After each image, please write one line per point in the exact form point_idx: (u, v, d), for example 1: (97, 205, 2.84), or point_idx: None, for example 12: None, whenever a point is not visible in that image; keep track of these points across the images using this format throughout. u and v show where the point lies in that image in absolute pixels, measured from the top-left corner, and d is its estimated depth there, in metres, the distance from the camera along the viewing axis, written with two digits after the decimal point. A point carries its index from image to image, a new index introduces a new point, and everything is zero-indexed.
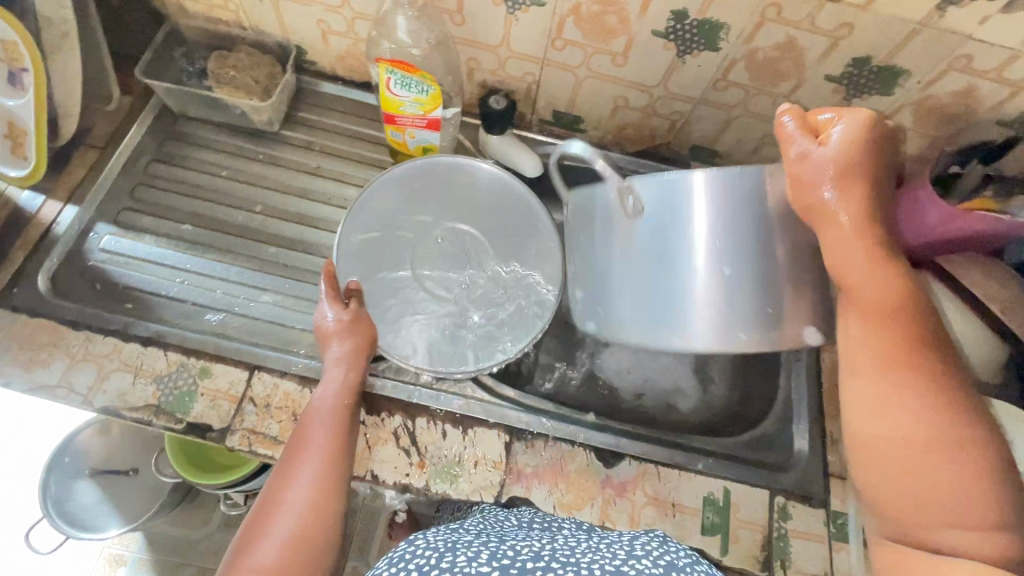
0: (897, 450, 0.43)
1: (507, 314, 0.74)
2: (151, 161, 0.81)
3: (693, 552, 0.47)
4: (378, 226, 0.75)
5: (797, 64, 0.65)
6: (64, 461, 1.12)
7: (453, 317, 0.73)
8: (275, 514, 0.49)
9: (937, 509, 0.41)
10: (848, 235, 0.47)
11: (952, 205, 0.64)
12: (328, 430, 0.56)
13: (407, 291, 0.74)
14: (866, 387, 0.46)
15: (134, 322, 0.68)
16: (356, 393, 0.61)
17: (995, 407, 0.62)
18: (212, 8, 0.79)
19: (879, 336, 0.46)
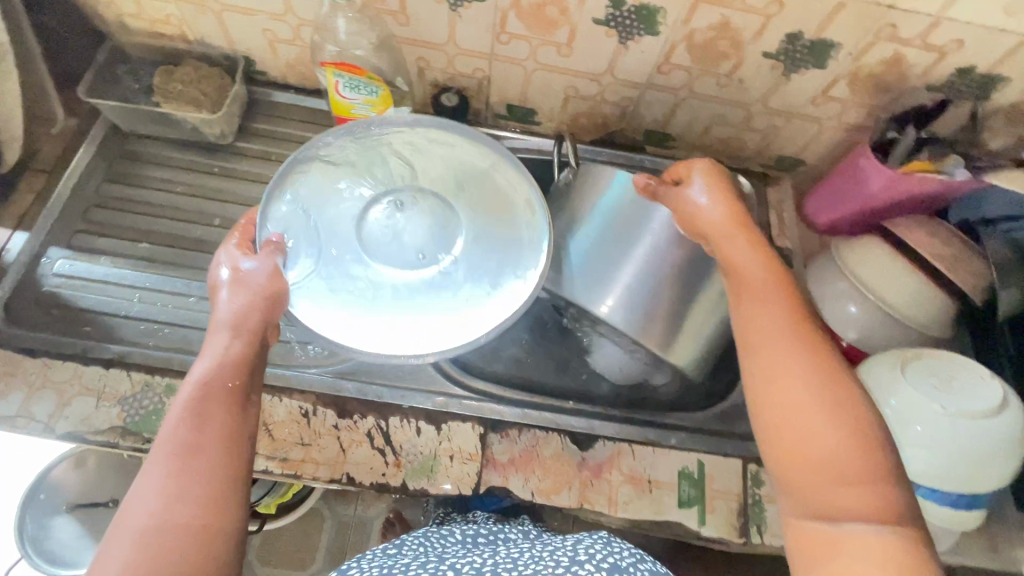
0: (793, 415, 0.46)
1: (479, 287, 0.66)
2: (103, 182, 0.79)
3: (636, 552, 0.58)
4: (319, 197, 0.67)
5: (734, 44, 0.67)
6: (39, 498, 1.09)
7: (409, 287, 0.66)
8: (158, 537, 0.40)
9: (834, 472, 0.44)
10: (724, 233, 0.58)
11: (893, 170, 0.69)
12: (213, 429, 0.45)
13: (353, 265, 0.66)
14: (761, 361, 0.50)
15: (94, 346, 0.67)
16: (248, 365, 0.50)
17: (945, 358, 0.65)
18: (154, 23, 0.78)
19: (764, 315, 0.52)
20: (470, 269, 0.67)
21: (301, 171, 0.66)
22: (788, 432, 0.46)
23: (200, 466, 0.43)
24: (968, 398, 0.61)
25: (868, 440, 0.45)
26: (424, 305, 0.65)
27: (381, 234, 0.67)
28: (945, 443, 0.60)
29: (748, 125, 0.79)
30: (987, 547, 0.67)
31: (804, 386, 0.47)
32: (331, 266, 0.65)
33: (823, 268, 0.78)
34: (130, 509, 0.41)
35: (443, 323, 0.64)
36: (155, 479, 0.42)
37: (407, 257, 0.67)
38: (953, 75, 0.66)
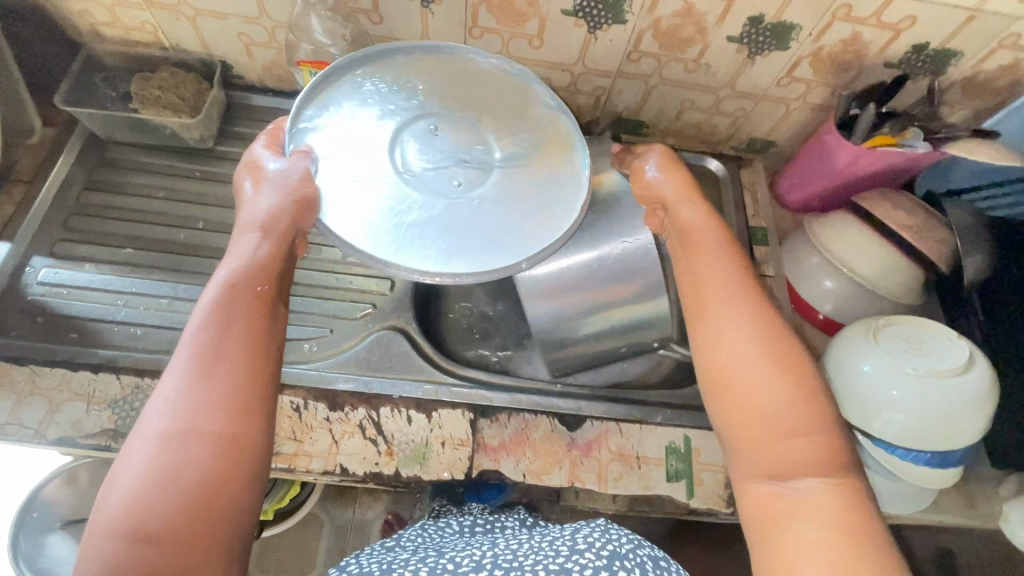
0: (735, 373, 0.52)
1: (522, 211, 0.61)
2: (83, 191, 0.80)
3: (633, 537, 0.59)
4: (352, 118, 0.62)
5: (699, 29, 0.70)
6: (32, 516, 1.08)
7: (446, 212, 0.60)
8: (189, 435, 0.44)
9: (778, 425, 0.49)
10: (677, 201, 0.64)
11: (858, 146, 0.71)
12: (239, 334, 0.49)
13: (385, 191, 0.60)
14: (711, 326, 0.55)
15: (82, 351, 0.67)
16: (273, 276, 0.53)
17: (895, 336, 0.66)
18: (129, 31, 0.79)
19: (712, 280, 0.57)
20: (507, 194, 0.62)
21: (330, 91, 0.63)
22: (732, 388, 0.51)
23: (228, 369, 0.47)
24: (937, 358, 0.64)
25: (803, 393, 0.50)
26: (462, 230, 0.59)
27: (415, 161, 0.62)
28: (920, 404, 0.62)
29: (718, 108, 0.81)
30: (965, 504, 0.70)
31: (746, 342, 0.52)
32: (359, 189, 0.59)
33: (797, 245, 0.81)
34: (163, 405, 0.45)
35: (485, 246, 0.59)
36: (185, 379, 0.46)
37: (443, 182, 0.61)
38: (909, 51, 0.69)
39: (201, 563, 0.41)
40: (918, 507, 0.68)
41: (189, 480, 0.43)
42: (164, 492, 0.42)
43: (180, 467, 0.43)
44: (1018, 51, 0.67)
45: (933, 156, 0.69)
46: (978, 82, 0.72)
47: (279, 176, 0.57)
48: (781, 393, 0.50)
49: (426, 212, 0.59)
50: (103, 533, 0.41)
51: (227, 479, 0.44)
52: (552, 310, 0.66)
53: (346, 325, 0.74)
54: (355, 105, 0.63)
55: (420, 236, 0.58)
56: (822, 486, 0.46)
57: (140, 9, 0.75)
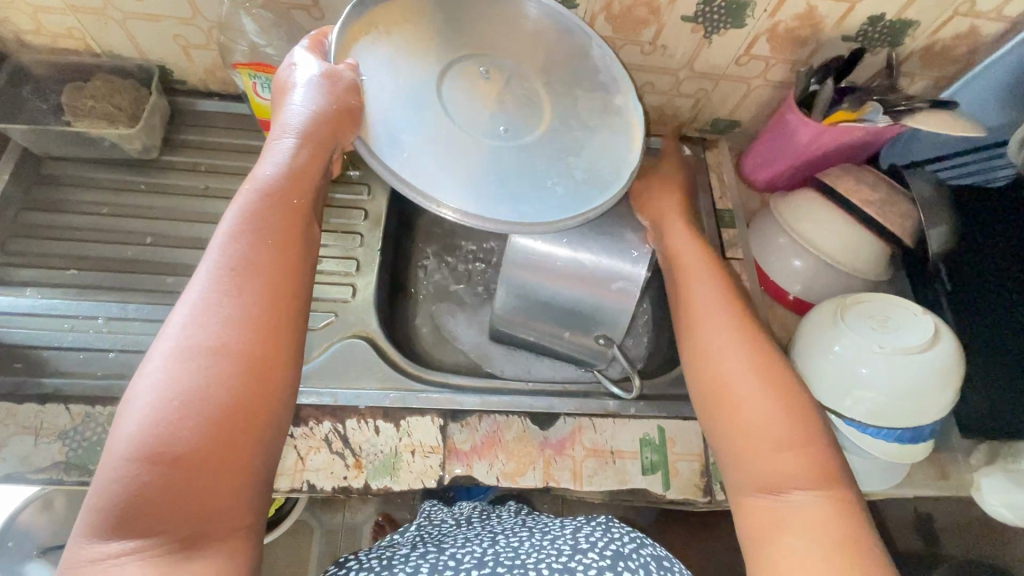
0: (729, 381, 0.54)
1: (570, 165, 0.56)
2: (21, 211, 0.76)
3: (638, 537, 0.59)
4: (408, 48, 0.56)
5: (652, 10, 0.67)
6: (7, 546, 1.04)
7: (489, 154, 0.54)
8: (219, 357, 0.41)
9: (771, 436, 0.50)
10: (670, 219, 0.66)
11: (819, 122, 0.70)
12: (270, 248, 0.46)
13: (429, 130, 0.53)
14: (706, 335, 0.57)
15: (27, 382, 0.64)
16: (308, 192, 0.50)
17: (877, 314, 0.66)
18: (56, 38, 0.74)
19: (704, 304, 0.59)
20: (549, 147, 0.57)
21: (389, 13, 0.57)
22: (727, 396, 0.53)
23: (259, 287, 0.44)
24: (905, 335, 0.63)
25: (792, 410, 0.51)
26: (498, 173, 0.54)
27: (463, 103, 0.56)
28: (895, 380, 0.62)
29: (678, 90, 0.79)
30: (939, 475, 0.70)
31: (737, 357, 0.54)
32: (399, 124, 0.52)
33: (764, 226, 0.79)
34: (191, 319, 0.42)
35: (526, 196, 0.53)
36: (213, 293, 0.43)
37: (489, 125, 0.56)
38: (865, 23, 0.68)
39: (221, 496, 0.39)
40: (889, 483, 0.68)
41: (217, 403, 0.40)
42: (189, 414, 0.39)
43: (206, 390, 0.40)
44: (973, 17, 0.66)
45: (892, 130, 0.68)
46: (936, 51, 0.71)
47: (323, 83, 0.51)
48: (771, 408, 0.51)
49: (467, 155, 0.53)
50: (121, 451, 0.38)
51: (256, 408, 0.41)
52: (515, 278, 0.67)
53: (308, 336, 0.72)
54: (413, 36, 0.57)
55: (460, 179, 0.52)
56: (814, 499, 0.47)
57: (65, 15, 0.71)
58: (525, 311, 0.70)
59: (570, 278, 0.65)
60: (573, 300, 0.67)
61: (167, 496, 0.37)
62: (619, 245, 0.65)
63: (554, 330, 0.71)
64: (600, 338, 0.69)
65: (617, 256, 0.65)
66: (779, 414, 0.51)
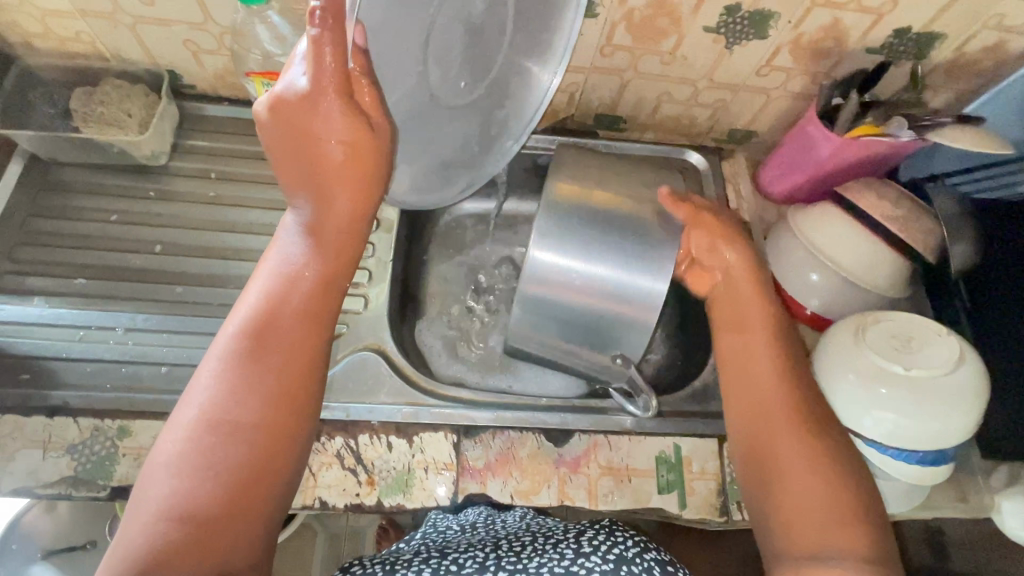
0: (768, 438, 0.54)
1: (496, 117, 0.61)
2: (28, 217, 0.75)
3: (642, 540, 0.57)
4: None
5: (673, 20, 0.66)
6: (12, 549, 1.03)
7: (443, 121, 0.59)
8: (234, 428, 0.44)
9: (811, 499, 0.50)
10: (733, 259, 0.65)
11: (841, 135, 0.69)
12: (291, 324, 0.49)
13: (410, 97, 0.54)
14: (755, 391, 0.57)
15: (34, 394, 0.63)
16: (333, 264, 0.52)
17: (902, 333, 0.64)
18: (64, 42, 0.73)
19: (756, 361, 0.59)
20: (478, 119, 0.61)
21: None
22: (766, 454, 0.54)
23: (280, 359, 0.48)
24: (928, 357, 0.62)
25: (835, 475, 0.51)
26: (433, 144, 0.61)
27: (442, 48, 0.53)
28: (915, 402, 0.61)
29: (696, 101, 0.78)
30: (957, 497, 0.69)
31: (781, 418, 0.55)
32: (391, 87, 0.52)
33: (779, 240, 0.78)
34: (215, 392, 0.45)
35: (447, 166, 0.63)
36: (233, 367, 0.46)
37: (450, 80, 0.56)
38: (890, 36, 0.66)
39: (230, 550, 0.41)
40: (908, 506, 0.67)
41: (233, 469, 0.43)
42: (209, 479, 0.42)
43: (226, 455, 0.43)
44: (1003, 30, 0.65)
45: (916, 144, 0.67)
46: (961, 64, 0.69)
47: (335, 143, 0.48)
48: (807, 469, 0.51)
49: (423, 127, 0.58)
50: (147, 514, 0.41)
51: (269, 469, 0.44)
52: (529, 293, 0.65)
53: None
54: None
55: (405, 158, 0.60)
56: (844, 567, 0.46)
57: (74, 19, 0.69)
58: (540, 329, 0.68)
59: (581, 289, 0.64)
60: (589, 319, 0.65)
61: (180, 554, 0.40)
62: (644, 271, 0.62)
63: (571, 350, 0.69)
64: (619, 357, 0.67)
65: (640, 281, 0.62)
66: (816, 476, 0.51)
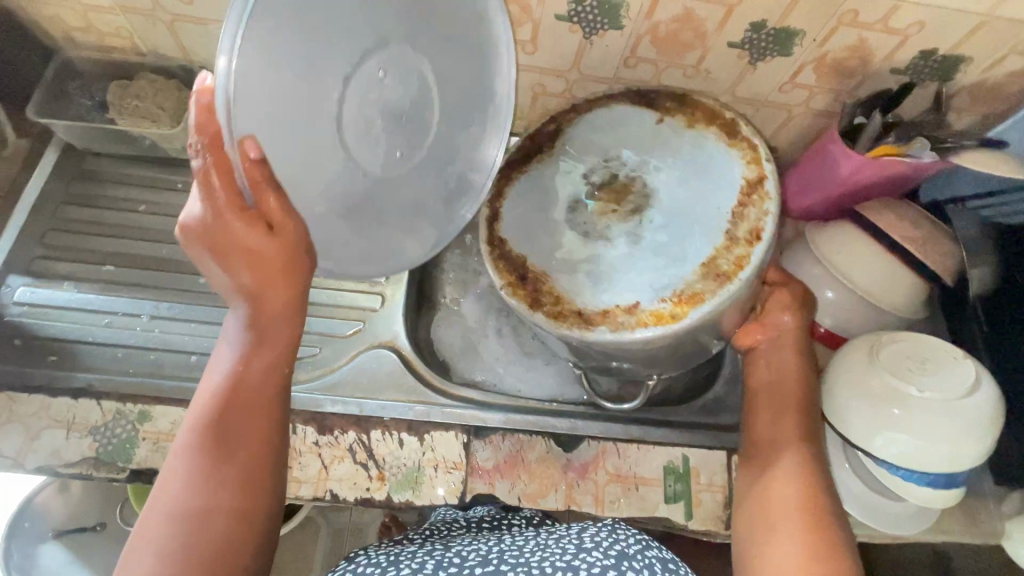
0: (767, 474, 0.61)
1: (450, 173, 0.60)
2: (61, 204, 0.77)
3: (643, 538, 0.57)
4: (290, 57, 0.42)
5: (699, 34, 0.67)
6: (24, 526, 1.05)
7: (387, 195, 0.55)
8: (200, 518, 0.49)
9: (784, 528, 0.56)
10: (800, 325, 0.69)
11: (862, 154, 0.69)
12: (244, 416, 0.53)
13: (341, 183, 0.50)
14: (767, 433, 0.64)
15: (60, 375, 0.65)
16: (276, 353, 0.54)
17: (916, 355, 0.64)
18: (103, 37, 0.75)
19: (771, 413, 0.65)
20: (428, 181, 0.58)
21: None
22: (760, 486, 0.61)
23: (234, 452, 0.52)
24: (943, 380, 0.62)
25: (815, 514, 0.56)
26: (382, 219, 0.56)
27: (362, 127, 0.48)
28: (925, 423, 0.60)
29: None
30: (967, 520, 0.69)
31: (784, 459, 0.61)
32: (304, 192, 0.47)
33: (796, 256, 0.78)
34: (182, 486, 0.50)
35: (408, 232, 0.59)
36: (194, 462, 0.50)
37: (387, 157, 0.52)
38: (916, 57, 0.66)
39: None
40: (918, 529, 0.66)
41: (202, 554, 0.48)
42: (182, 567, 0.47)
43: (195, 543, 0.48)
44: None
45: (937, 166, 0.68)
46: (987, 87, 0.69)
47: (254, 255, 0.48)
48: (789, 506, 0.57)
49: (368, 205, 0.54)
50: None
51: (238, 550, 0.50)
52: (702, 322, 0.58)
53: (336, 342, 0.74)
54: (301, 29, 0.42)
55: (355, 238, 0.55)
56: None
57: (115, 15, 0.72)
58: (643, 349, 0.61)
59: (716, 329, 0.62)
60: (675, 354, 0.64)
61: None
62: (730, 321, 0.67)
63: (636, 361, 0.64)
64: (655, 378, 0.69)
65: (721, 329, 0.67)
66: (795, 510, 0.57)
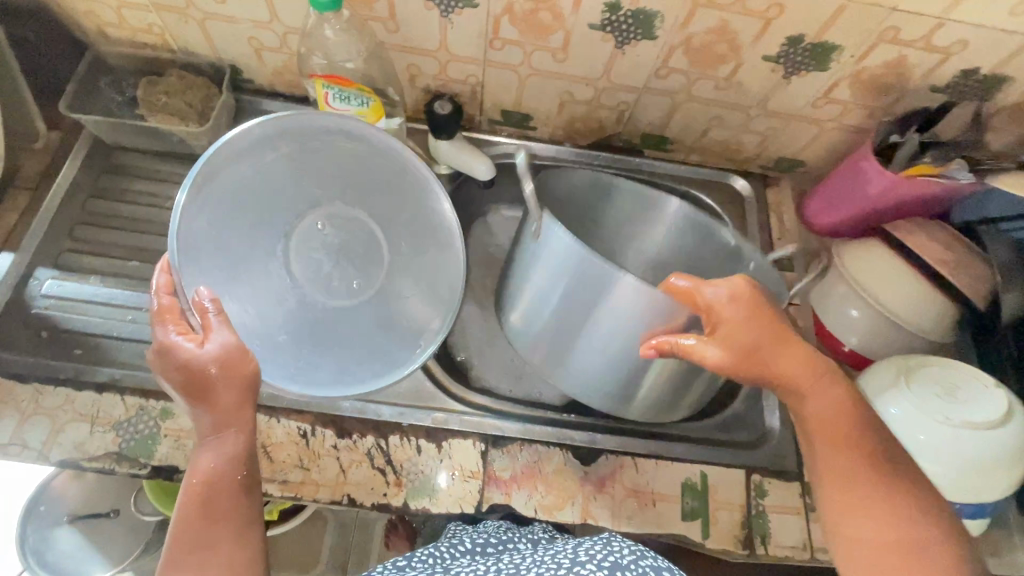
0: (858, 496, 0.51)
1: (401, 288, 0.70)
2: (89, 198, 0.78)
3: (638, 547, 0.53)
4: (223, 218, 0.61)
5: (733, 47, 0.66)
6: (41, 510, 1.07)
7: (337, 313, 0.68)
8: None
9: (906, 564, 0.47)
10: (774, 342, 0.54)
11: (895, 173, 0.68)
12: (216, 524, 0.48)
13: (295, 304, 0.66)
14: (832, 444, 0.53)
15: (85, 369, 0.66)
16: (243, 455, 0.51)
17: (944, 381, 0.63)
18: (135, 33, 0.76)
19: (823, 414, 0.54)
20: (377, 296, 0.70)
21: (213, 180, 0.58)
22: (858, 511, 0.50)
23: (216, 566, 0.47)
24: (975, 408, 0.60)
25: (930, 530, 0.48)
26: (340, 335, 0.68)
27: (311, 263, 0.68)
28: (951, 449, 0.59)
29: (746, 127, 0.77)
30: (990, 550, 0.67)
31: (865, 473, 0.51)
32: (269, 319, 0.64)
33: (822, 274, 0.77)
34: None
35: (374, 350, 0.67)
36: None
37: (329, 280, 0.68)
38: (957, 76, 0.65)
39: None
40: None
41: None
42: None
43: None
44: None
45: (971, 187, 0.67)
46: None
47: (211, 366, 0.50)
48: (891, 527, 0.49)
49: (322, 323, 0.67)
50: None
51: None
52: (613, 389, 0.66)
53: None
54: (239, 209, 0.62)
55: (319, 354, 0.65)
56: None
57: (147, 11, 0.72)
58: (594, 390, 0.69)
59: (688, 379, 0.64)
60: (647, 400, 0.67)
61: None
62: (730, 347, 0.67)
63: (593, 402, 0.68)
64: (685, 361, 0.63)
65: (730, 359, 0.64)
66: (902, 533, 0.48)
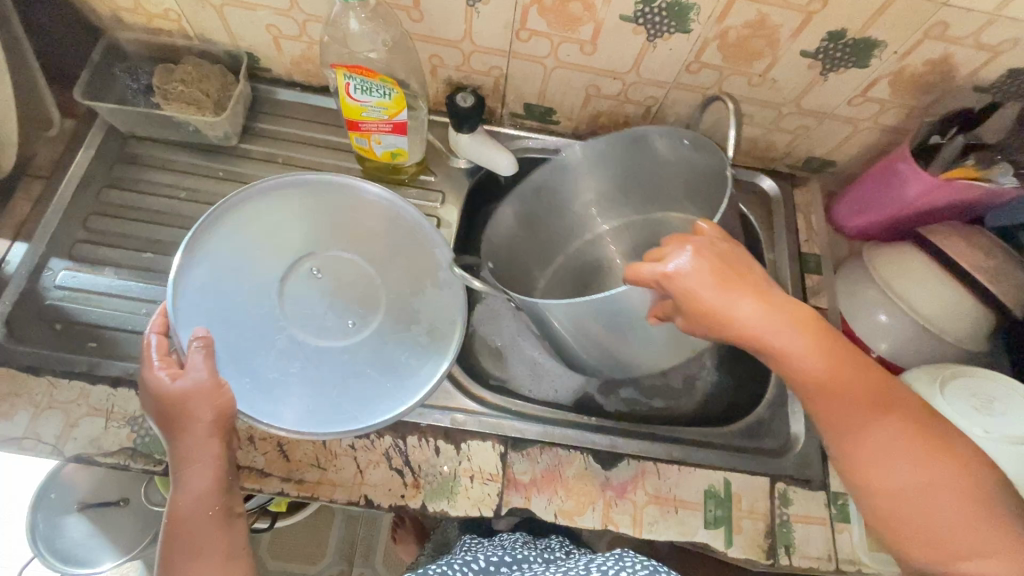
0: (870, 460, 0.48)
1: (409, 325, 0.66)
2: (103, 187, 0.76)
3: (650, 563, 0.52)
4: (222, 271, 0.63)
5: (770, 42, 0.63)
6: (50, 497, 1.07)
7: (346, 364, 0.63)
8: None
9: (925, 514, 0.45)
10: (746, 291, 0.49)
11: (934, 176, 0.66)
12: (195, 546, 0.48)
13: (299, 351, 0.62)
14: (834, 403, 0.49)
15: (99, 363, 0.65)
16: (220, 477, 0.51)
17: (979, 392, 0.61)
18: (151, 19, 0.74)
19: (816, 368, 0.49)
20: (388, 340, 0.65)
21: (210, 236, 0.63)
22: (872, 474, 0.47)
23: None
24: (1012, 423, 0.59)
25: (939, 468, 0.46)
26: (350, 380, 0.62)
27: (307, 306, 0.64)
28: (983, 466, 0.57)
29: (777, 125, 0.75)
30: None
31: (876, 428, 0.48)
32: (272, 370, 0.61)
33: (853, 277, 0.75)
34: None
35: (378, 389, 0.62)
36: None
37: (331, 326, 0.64)
38: (1005, 75, 0.62)
39: None
40: None
41: None
42: None
43: None
44: None
45: (1012, 192, 0.65)
46: None
47: (188, 395, 0.51)
48: (912, 471, 0.46)
49: (332, 373, 0.62)
50: None
51: None
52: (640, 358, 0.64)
53: None
54: (237, 260, 0.64)
55: (331, 402, 0.60)
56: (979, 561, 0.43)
57: None
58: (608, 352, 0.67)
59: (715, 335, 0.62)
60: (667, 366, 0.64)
61: None
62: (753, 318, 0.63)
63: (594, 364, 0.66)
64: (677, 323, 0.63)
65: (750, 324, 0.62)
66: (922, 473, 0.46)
